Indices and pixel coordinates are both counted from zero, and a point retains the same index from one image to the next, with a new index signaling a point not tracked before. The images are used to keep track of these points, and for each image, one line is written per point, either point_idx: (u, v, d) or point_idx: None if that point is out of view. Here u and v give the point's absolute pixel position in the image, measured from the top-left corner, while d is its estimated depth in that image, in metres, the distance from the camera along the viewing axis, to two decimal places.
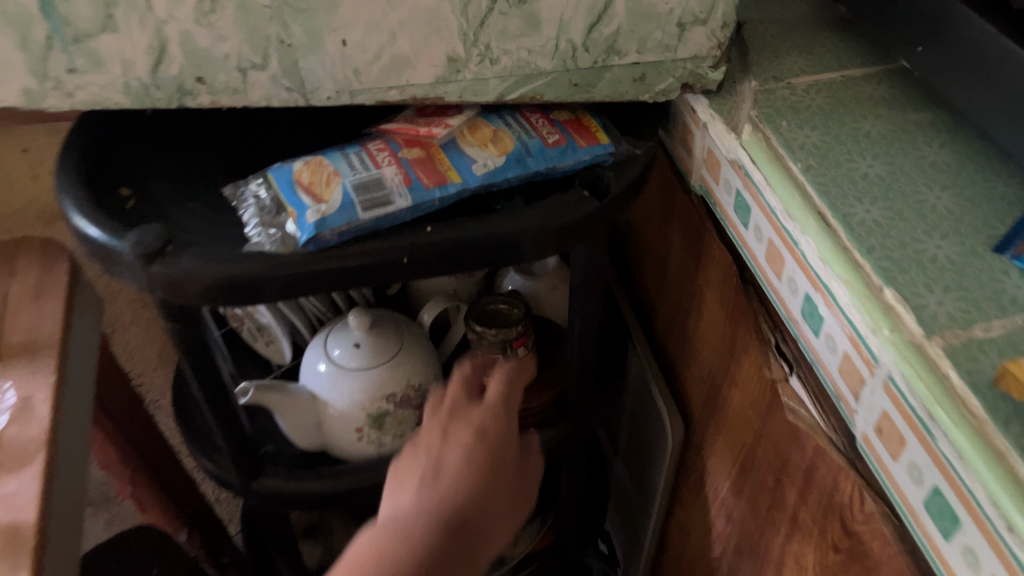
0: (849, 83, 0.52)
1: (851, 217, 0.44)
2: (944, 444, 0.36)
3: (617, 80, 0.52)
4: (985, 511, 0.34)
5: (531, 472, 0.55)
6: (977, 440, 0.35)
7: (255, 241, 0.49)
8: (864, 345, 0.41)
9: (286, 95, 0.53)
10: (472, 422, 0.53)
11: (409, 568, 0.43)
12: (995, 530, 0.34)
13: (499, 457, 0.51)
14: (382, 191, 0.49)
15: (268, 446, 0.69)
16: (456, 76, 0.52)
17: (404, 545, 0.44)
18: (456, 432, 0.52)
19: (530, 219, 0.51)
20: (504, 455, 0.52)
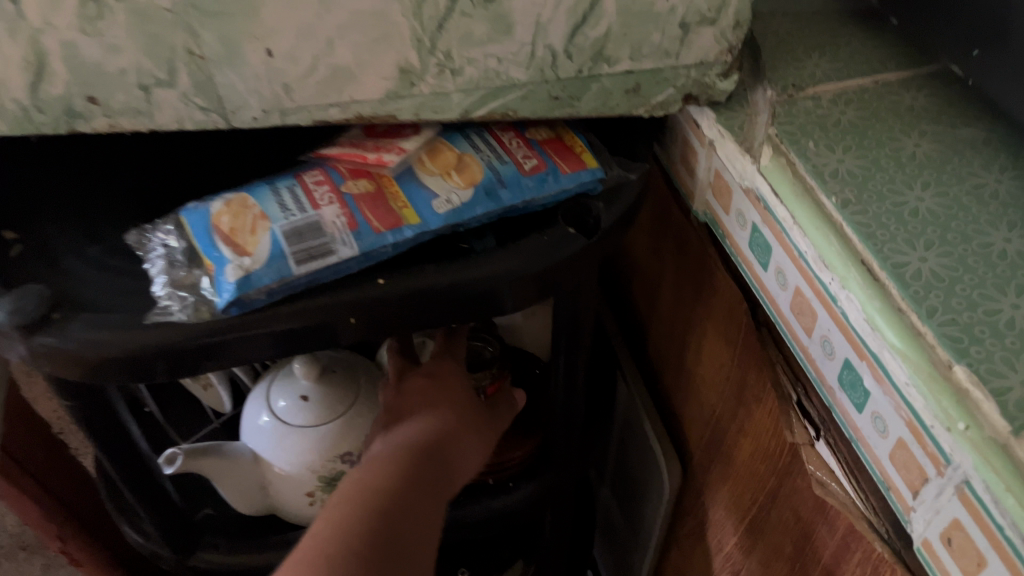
0: (883, 91, 0.44)
1: (904, 268, 0.35)
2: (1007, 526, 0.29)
3: (606, 92, 0.43)
4: (986, 504, 0.30)
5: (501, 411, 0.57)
6: (974, 436, 0.31)
7: (163, 306, 0.39)
8: (928, 436, 0.33)
9: (202, 116, 0.43)
10: (427, 372, 0.55)
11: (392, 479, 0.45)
12: (1002, 532, 0.30)
13: (458, 392, 0.53)
14: (321, 239, 0.40)
15: (205, 510, 0.60)
16: (410, 90, 0.42)
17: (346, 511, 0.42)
18: (412, 384, 0.54)
19: (504, 265, 0.41)
20: (462, 391, 0.54)
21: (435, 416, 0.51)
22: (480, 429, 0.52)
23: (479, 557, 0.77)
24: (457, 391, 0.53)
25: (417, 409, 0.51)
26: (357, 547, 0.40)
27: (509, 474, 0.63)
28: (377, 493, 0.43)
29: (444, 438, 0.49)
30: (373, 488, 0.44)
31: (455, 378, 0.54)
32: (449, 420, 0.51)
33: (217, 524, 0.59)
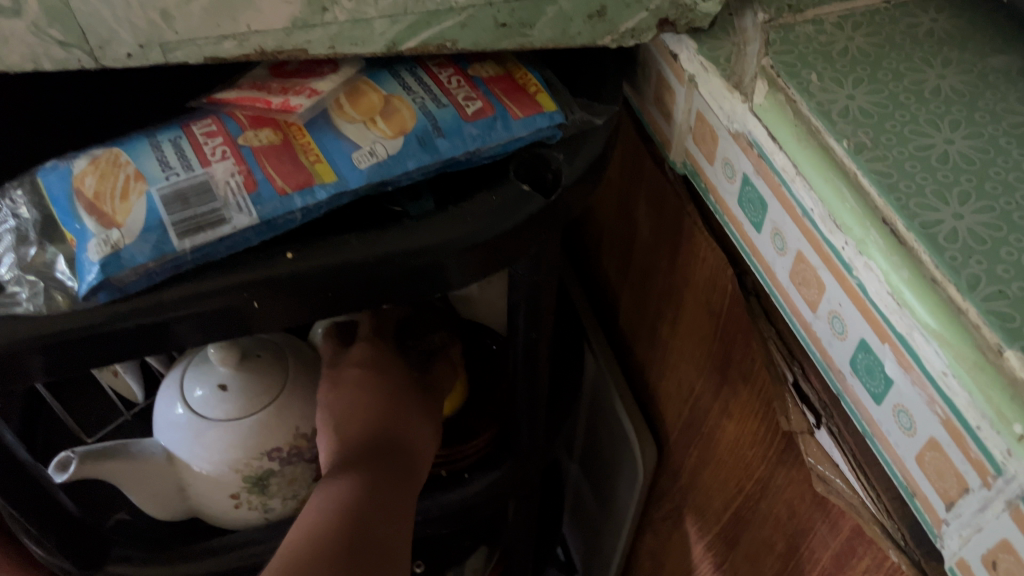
0: (896, 13, 0.37)
1: (937, 228, 0.28)
2: None
3: (565, 17, 0.35)
4: (1008, 480, 0.25)
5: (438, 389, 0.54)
6: (981, 370, 0.25)
7: (9, 293, 0.31)
8: (971, 437, 0.26)
9: (62, 53, 0.34)
10: (356, 357, 0.51)
11: (360, 482, 0.42)
12: None
13: (393, 378, 0.51)
14: (210, 205, 0.32)
15: (120, 514, 0.52)
16: (322, 17, 0.34)
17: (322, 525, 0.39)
18: (342, 373, 0.50)
19: (443, 232, 0.34)
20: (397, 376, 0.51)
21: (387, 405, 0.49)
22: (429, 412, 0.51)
23: (437, 547, 0.70)
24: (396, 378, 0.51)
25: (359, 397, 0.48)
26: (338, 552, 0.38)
27: (465, 466, 0.55)
28: (347, 501, 0.41)
29: (389, 427, 0.47)
30: (341, 496, 0.41)
31: (392, 364, 0.52)
32: (393, 409, 0.48)
33: (130, 531, 0.51)
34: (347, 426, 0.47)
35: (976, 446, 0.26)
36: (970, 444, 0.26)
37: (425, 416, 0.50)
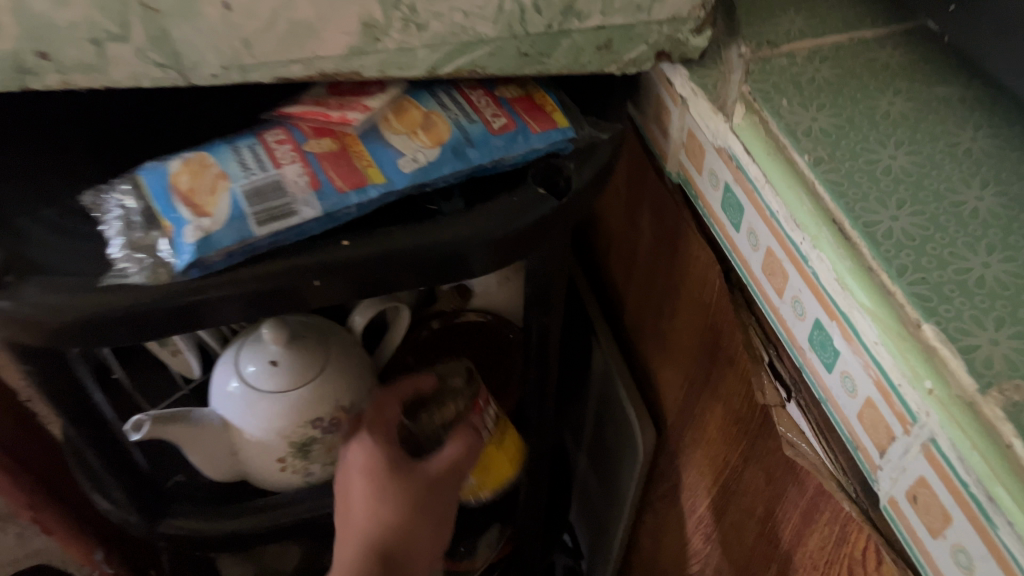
0: (859, 48, 0.43)
1: (875, 227, 0.35)
2: (1005, 531, 0.29)
3: (577, 48, 0.42)
4: (971, 492, 0.30)
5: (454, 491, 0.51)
6: (965, 413, 0.30)
7: (120, 268, 0.38)
8: (896, 395, 0.32)
9: (159, 72, 0.42)
10: (370, 457, 0.49)
11: None
12: (1004, 546, 0.29)
13: (401, 484, 0.49)
14: (283, 199, 0.39)
15: (177, 477, 0.59)
16: (374, 46, 0.41)
17: None
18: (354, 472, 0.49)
19: (473, 227, 0.41)
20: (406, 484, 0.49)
21: (397, 503, 0.48)
22: (439, 502, 0.50)
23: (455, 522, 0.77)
24: (400, 481, 0.49)
25: (371, 507, 0.48)
26: None
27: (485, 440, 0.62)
28: None
29: (399, 533, 0.48)
30: None
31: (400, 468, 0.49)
32: (398, 525, 0.49)
33: (189, 489, 0.59)
34: (358, 521, 0.48)
35: (952, 470, 0.30)
36: (943, 462, 0.31)
37: (438, 505, 0.50)
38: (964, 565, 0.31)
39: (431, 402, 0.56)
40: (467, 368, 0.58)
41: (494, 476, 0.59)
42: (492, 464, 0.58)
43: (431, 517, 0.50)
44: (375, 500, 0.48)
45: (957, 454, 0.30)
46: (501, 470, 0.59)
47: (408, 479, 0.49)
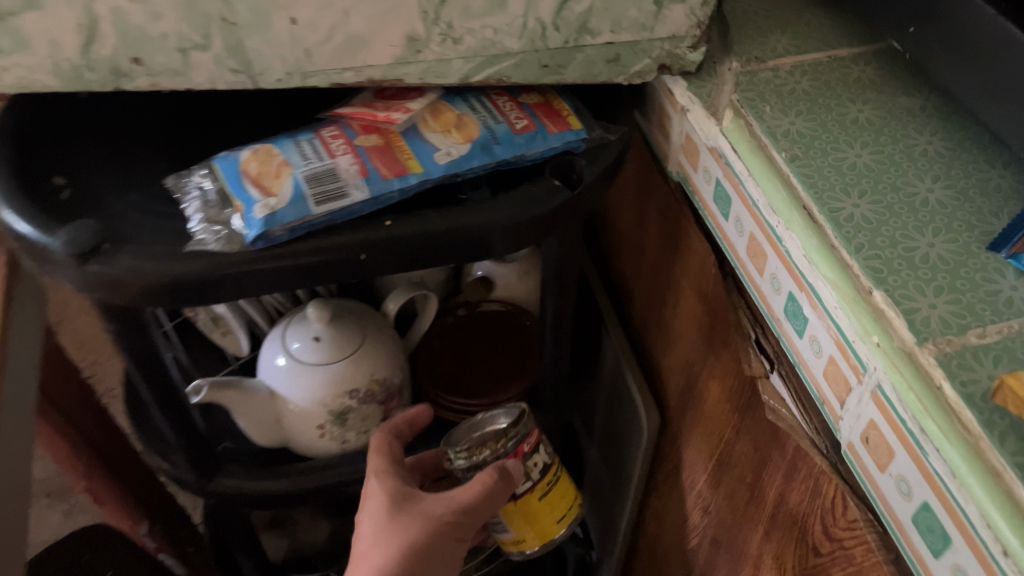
0: (835, 64, 0.50)
1: (839, 212, 0.41)
2: (934, 458, 0.35)
3: (590, 61, 0.49)
4: (908, 427, 0.36)
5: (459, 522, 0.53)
6: (904, 362, 0.36)
7: (199, 238, 0.45)
8: (851, 350, 0.39)
9: (232, 78, 0.49)
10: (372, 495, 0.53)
11: None
12: (936, 473, 0.35)
13: (397, 513, 0.52)
14: (336, 184, 0.46)
15: (224, 443, 0.66)
16: (416, 57, 0.48)
17: None
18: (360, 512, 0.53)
19: (498, 212, 0.47)
20: (402, 513, 0.52)
21: (405, 541, 0.50)
22: (445, 538, 0.52)
23: None
24: (404, 524, 0.52)
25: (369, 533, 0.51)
26: None
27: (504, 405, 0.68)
28: None
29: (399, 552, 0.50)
30: None
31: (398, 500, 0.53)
32: (396, 544, 0.50)
33: (237, 454, 0.65)
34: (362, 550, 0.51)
35: (894, 410, 0.36)
36: (888, 405, 0.37)
37: (446, 547, 0.52)
38: (905, 492, 0.37)
39: (476, 440, 0.55)
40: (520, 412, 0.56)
41: (539, 531, 0.59)
42: (538, 518, 0.58)
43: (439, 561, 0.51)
44: (377, 544, 0.50)
45: (898, 396, 0.36)
46: (550, 524, 0.59)
47: (412, 518, 0.52)
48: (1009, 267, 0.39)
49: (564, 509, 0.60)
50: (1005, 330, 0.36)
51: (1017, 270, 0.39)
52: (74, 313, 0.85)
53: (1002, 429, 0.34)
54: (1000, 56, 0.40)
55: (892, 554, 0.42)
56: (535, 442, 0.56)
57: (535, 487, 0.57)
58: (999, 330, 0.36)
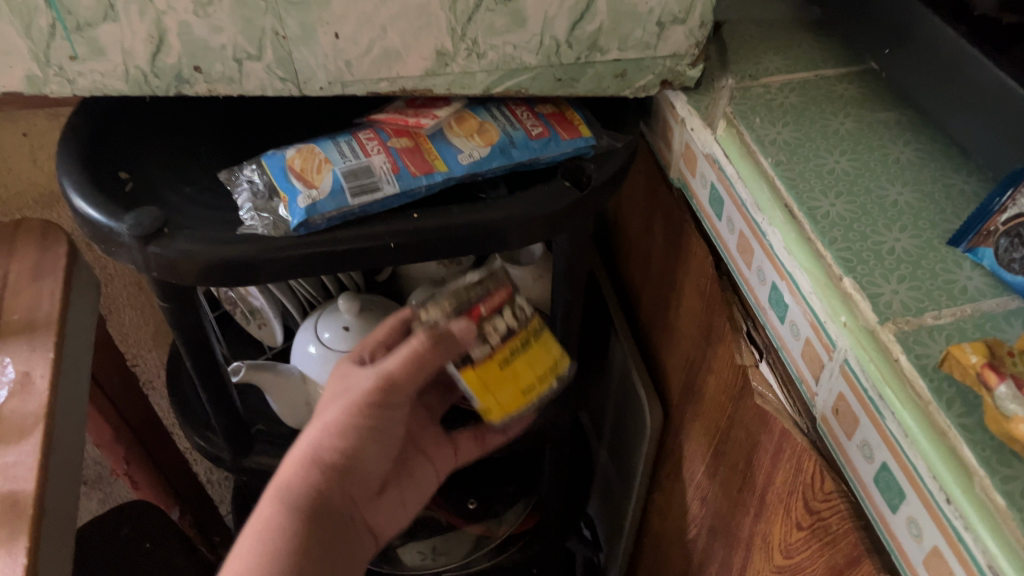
0: (821, 82, 0.56)
1: (817, 210, 0.47)
2: (891, 421, 0.39)
3: (599, 76, 0.55)
4: (868, 394, 0.40)
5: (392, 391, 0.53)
6: (866, 338, 0.41)
7: (249, 224, 0.51)
8: (824, 330, 0.43)
9: (280, 85, 0.54)
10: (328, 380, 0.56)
11: (282, 485, 0.50)
12: (892, 435, 0.39)
13: (334, 391, 0.54)
14: (371, 178, 0.51)
15: (258, 425, 0.71)
16: (444, 69, 0.53)
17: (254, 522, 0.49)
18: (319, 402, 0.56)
19: (515, 208, 0.52)
20: (337, 390, 0.54)
21: (327, 420, 0.52)
22: (366, 411, 0.52)
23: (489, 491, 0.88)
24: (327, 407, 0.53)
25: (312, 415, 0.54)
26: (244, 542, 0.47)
27: None
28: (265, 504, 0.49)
29: (324, 425, 0.52)
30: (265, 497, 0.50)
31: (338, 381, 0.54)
32: (323, 420, 0.52)
33: (269, 434, 0.70)
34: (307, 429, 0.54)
35: (857, 380, 0.41)
36: (854, 376, 0.41)
37: (366, 419, 0.52)
38: (867, 454, 0.42)
39: (455, 296, 0.51)
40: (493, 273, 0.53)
41: (501, 402, 0.51)
42: (500, 386, 0.50)
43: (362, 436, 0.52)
44: (311, 424, 0.53)
45: (861, 368, 0.41)
46: (520, 391, 0.51)
47: (338, 400, 0.53)
48: (965, 260, 0.44)
49: (534, 380, 0.52)
50: (958, 313, 0.41)
51: (973, 262, 0.44)
52: (120, 306, 0.91)
53: (949, 396, 0.38)
54: (961, 74, 0.46)
55: (863, 521, 0.47)
56: (507, 299, 0.51)
57: (494, 353, 0.50)
58: (953, 313, 0.41)
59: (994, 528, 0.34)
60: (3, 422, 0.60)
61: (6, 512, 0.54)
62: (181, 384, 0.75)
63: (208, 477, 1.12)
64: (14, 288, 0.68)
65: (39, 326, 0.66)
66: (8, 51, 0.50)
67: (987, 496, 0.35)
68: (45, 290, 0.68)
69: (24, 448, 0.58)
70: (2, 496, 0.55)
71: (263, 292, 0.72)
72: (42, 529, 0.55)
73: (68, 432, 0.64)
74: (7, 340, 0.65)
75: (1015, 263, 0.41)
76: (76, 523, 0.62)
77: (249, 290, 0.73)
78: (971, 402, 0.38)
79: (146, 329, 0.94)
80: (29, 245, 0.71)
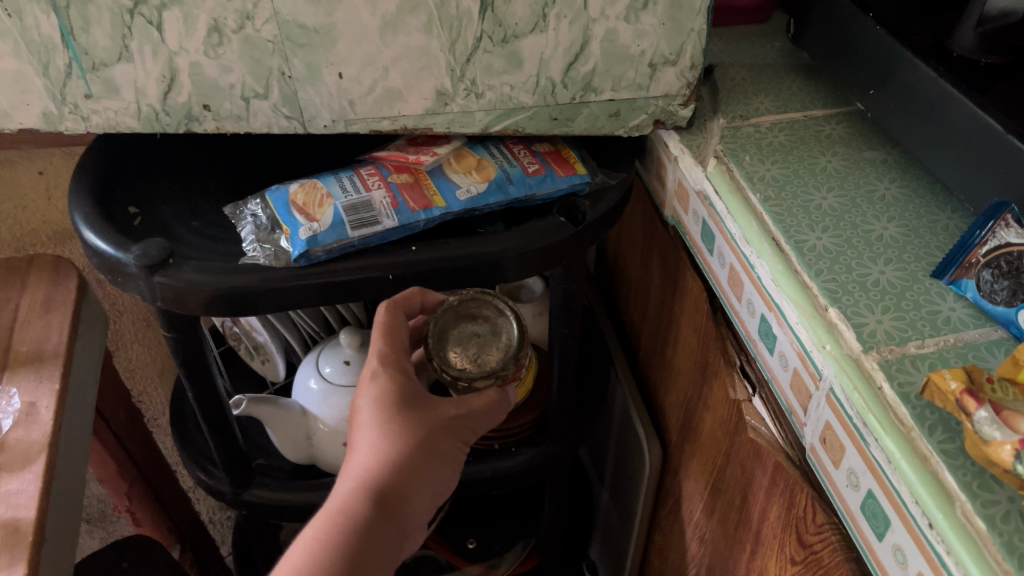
0: (811, 122, 0.59)
1: (804, 243, 0.48)
2: (875, 448, 0.39)
3: (594, 115, 0.56)
4: (853, 422, 0.41)
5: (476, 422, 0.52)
6: (850, 365, 0.41)
7: (252, 255, 0.52)
8: (810, 360, 0.44)
9: (286, 123, 0.55)
10: (390, 375, 0.51)
11: (376, 501, 0.46)
12: (875, 460, 0.40)
13: (411, 401, 0.50)
14: (371, 212, 0.53)
15: (259, 460, 0.71)
16: (444, 109, 0.55)
17: (333, 524, 0.44)
18: (372, 391, 0.50)
19: (511, 241, 0.53)
20: (417, 404, 0.50)
21: (412, 437, 0.48)
22: (445, 430, 0.50)
23: (487, 529, 0.88)
24: (417, 417, 0.50)
25: (386, 422, 0.49)
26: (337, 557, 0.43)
27: (513, 440, 0.71)
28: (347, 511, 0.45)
29: (415, 443, 0.48)
30: (348, 503, 0.45)
31: (410, 387, 0.51)
32: (412, 438, 0.48)
33: (268, 468, 0.71)
34: (372, 430, 0.49)
35: (842, 407, 0.42)
36: (840, 405, 0.42)
37: (447, 445, 0.50)
38: (854, 483, 0.42)
39: (504, 358, 0.55)
40: (523, 333, 0.56)
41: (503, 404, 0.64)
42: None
43: (443, 456, 0.50)
44: (387, 432, 0.48)
45: (845, 396, 0.41)
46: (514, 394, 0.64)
47: (422, 420, 0.50)
48: (949, 291, 0.45)
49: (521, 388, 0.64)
50: (939, 342, 0.42)
51: (956, 294, 0.45)
52: (128, 343, 0.92)
53: (932, 422, 0.38)
54: (939, 112, 0.47)
55: (854, 553, 0.47)
56: (525, 362, 0.58)
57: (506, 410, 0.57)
58: (935, 342, 0.42)
59: (975, 553, 0.34)
60: (7, 451, 0.60)
61: (6, 539, 0.55)
62: (185, 418, 0.75)
63: (211, 517, 1.12)
64: (23, 320, 0.70)
65: (47, 357, 0.67)
66: (26, 89, 0.52)
67: (967, 520, 0.35)
68: (53, 322, 0.70)
69: (25, 477, 0.59)
70: (3, 524, 0.56)
71: (267, 325, 0.75)
72: (41, 556, 0.55)
73: (70, 464, 0.64)
74: (15, 370, 0.66)
75: (999, 294, 0.42)
76: (73, 554, 0.62)
77: (255, 324, 0.75)
78: (952, 428, 0.38)
79: (152, 366, 0.95)
80: (39, 279, 0.73)
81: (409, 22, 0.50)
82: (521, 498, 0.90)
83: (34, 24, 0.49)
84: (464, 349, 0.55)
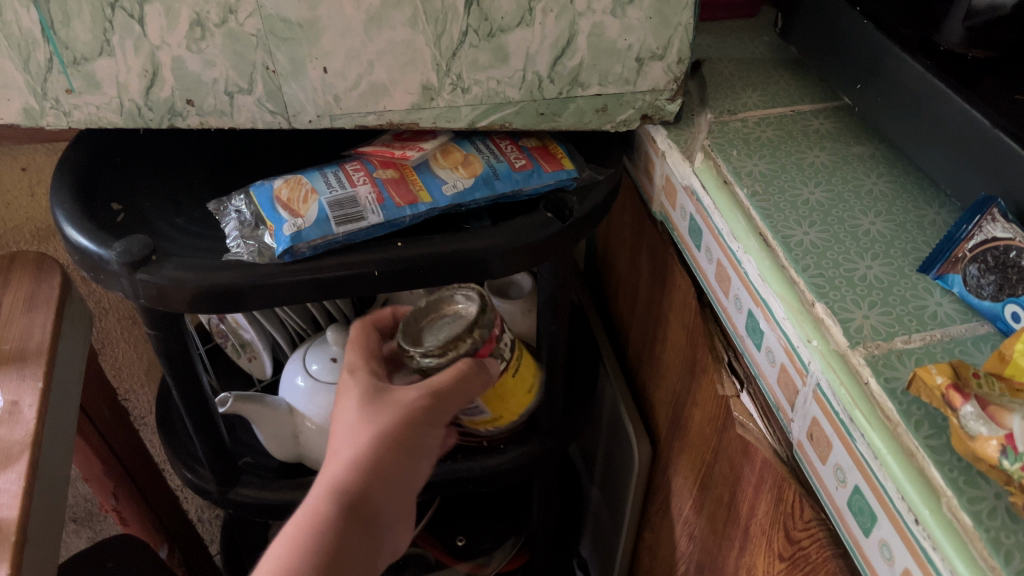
0: (798, 117, 0.58)
1: (791, 239, 0.48)
2: (861, 444, 0.39)
3: (581, 110, 0.56)
4: (840, 417, 0.41)
5: (452, 404, 0.50)
6: (836, 359, 0.41)
7: (235, 252, 0.52)
8: (797, 355, 0.44)
9: (270, 118, 0.55)
10: (358, 379, 0.51)
11: (339, 501, 0.46)
12: (861, 455, 0.39)
13: (378, 396, 0.50)
14: (356, 208, 0.52)
15: (246, 458, 0.71)
16: (430, 104, 0.55)
17: (297, 530, 0.45)
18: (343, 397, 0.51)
19: (497, 237, 0.53)
20: (384, 398, 0.50)
21: (378, 431, 0.48)
22: (415, 421, 0.49)
23: (476, 527, 0.88)
24: (384, 411, 0.49)
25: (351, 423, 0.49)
26: (300, 560, 0.44)
27: (502, 438, 0.71)
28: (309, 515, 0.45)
29: (379, 437, 0.48)
30: (312, 507, 0.46)
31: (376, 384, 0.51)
32: (377, 431, 0.48)
33: (254, 466, 0.70)
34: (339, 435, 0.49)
35: (829, 402, 0.41)
36: (827, 401, 0.42)
37: (421, 431, 0.49)
38: (841, 479, 0.42)
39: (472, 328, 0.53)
40: (489, 305, 0.55)
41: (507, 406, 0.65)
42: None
43: (417, 445, 0.49)
44: (353, 433, 0.48)
45: (832, 392, 0.41)
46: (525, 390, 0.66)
47: (391, 412, 0.49)
48: (936, 286, 0.45)
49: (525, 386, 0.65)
50: (926, 337, 0.42)
51: (943, 289, 0.44)
52: (114, 341, 0.92)
53: (918, 418, 0.38)
54: (926, 106, 0.47)
55: (841, 549, 0.47)
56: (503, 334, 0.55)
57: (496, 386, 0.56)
58: (922, 337, 0.42)
59: (962, 550, 0.34)
60: None
61: None
62: (171, 416, 0.75)
63: (200, 515, 1.12)
64: (6, 318, 0.69)
65: (30, 356, 0.66)
66: (6, 84, 0.51)
67: (953, 516, 0.35)
68: (37, 320, 0.69)
69: (8, 475, 0.58)
70: None
71: (253, 323, 0.74)
72: (24, 556, 0.55)
73: (53, 464, 0.63)
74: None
75: (986, 289, 0.42)
76: (57, 554, 0.61)
77: (241, 322, 0.74)
78: (939, 424, 0.38)
79: (138, 364, 0.95)
80: (23, 276, 0.72)
81: (394, 16, 0.50)
82: (509, 496, 0.90)
83: (14, 18, 0.48)
84: (432, 336, 0.54)
